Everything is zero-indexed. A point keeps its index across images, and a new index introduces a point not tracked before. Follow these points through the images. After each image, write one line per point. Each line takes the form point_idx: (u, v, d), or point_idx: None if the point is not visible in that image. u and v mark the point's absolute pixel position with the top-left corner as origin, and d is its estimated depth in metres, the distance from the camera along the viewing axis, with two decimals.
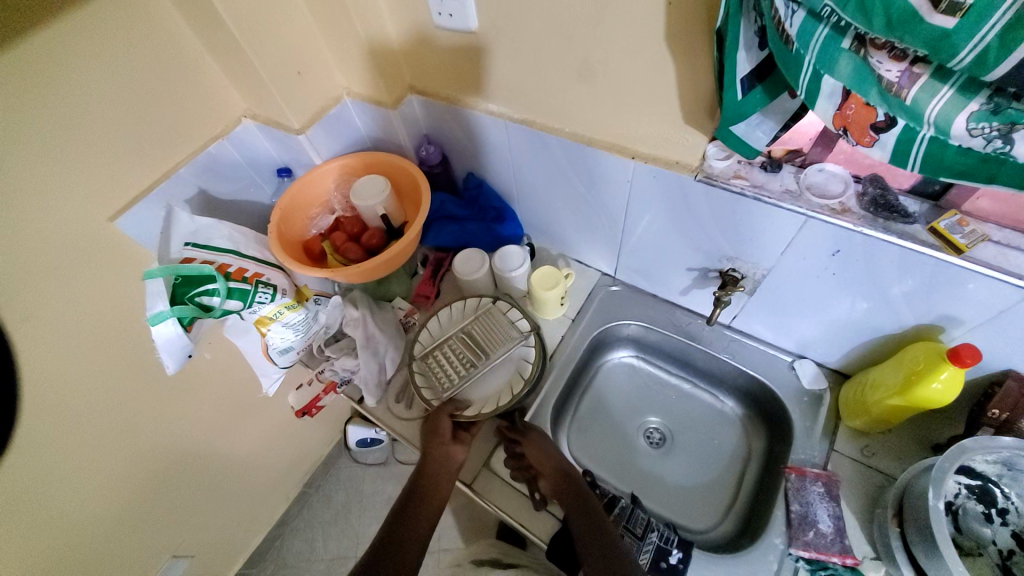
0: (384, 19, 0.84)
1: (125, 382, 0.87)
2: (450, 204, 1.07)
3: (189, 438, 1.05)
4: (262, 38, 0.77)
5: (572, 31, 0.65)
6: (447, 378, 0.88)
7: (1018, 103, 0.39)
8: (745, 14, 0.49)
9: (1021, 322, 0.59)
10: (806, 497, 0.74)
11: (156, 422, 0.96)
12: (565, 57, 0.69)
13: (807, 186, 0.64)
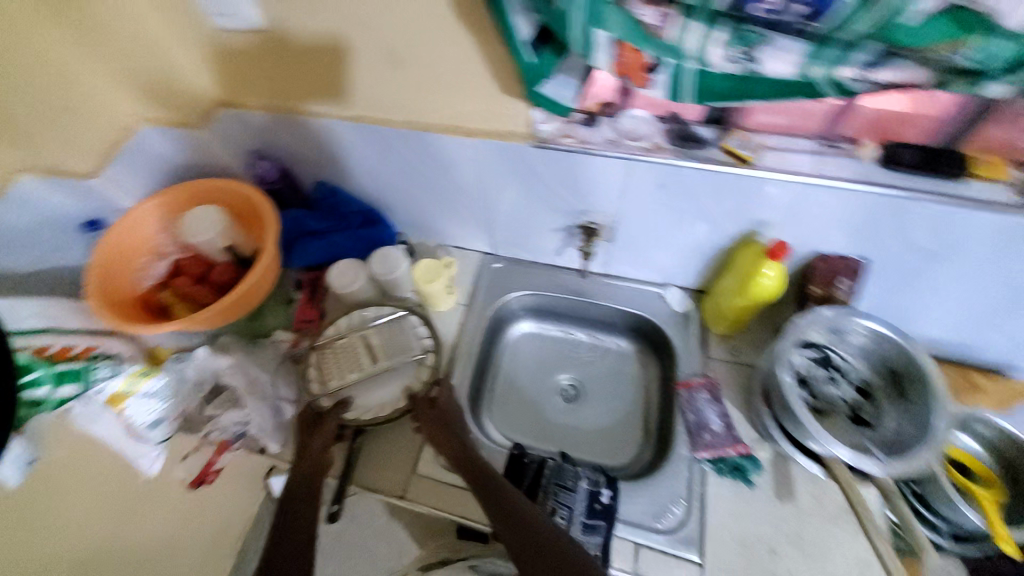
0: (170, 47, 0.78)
1: None
2: (307, 219, 1.00)
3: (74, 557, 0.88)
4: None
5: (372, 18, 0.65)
6: (339, 381, 0.87)
7: (755, 27, 0.46)
8: None
9: (811, 210, 0.70)
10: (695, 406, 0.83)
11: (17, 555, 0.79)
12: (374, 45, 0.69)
13: (622, 134, 0.71)
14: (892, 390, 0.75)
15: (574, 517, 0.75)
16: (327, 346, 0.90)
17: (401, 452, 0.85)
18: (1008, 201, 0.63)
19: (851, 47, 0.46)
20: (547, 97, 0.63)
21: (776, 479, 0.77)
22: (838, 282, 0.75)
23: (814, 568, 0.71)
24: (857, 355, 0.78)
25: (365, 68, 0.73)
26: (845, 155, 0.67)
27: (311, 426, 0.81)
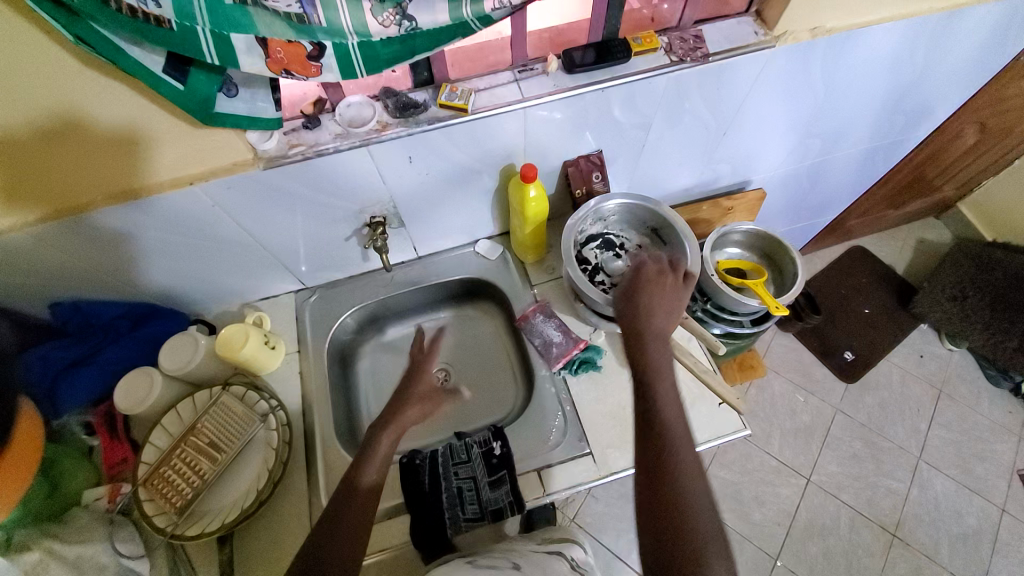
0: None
1: None
2: (56, 350, 0.81)
3: None
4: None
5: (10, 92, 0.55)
6: (185, 494, 0.74)
7: None
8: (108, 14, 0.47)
9: (539, 130, 0.79)
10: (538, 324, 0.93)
11: None
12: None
13: (347, 124, 0.70)
14: (656, 239, 0.92)
15: (479, 481, 0.81)
16: (154, 469, 0.76)
17: (294, 526, 0.80)
18: (660, 65, 0.78)
19: None
20: (240, 114, 0.60)
21: (617, 353, 0.91)
22: (591, 176, 0.88)
23: None
24: (626, 228, 0.93)
25: (17, 159, 0.62)
26: (539, 74, 0.76)
27: (339, 503, 0.67)
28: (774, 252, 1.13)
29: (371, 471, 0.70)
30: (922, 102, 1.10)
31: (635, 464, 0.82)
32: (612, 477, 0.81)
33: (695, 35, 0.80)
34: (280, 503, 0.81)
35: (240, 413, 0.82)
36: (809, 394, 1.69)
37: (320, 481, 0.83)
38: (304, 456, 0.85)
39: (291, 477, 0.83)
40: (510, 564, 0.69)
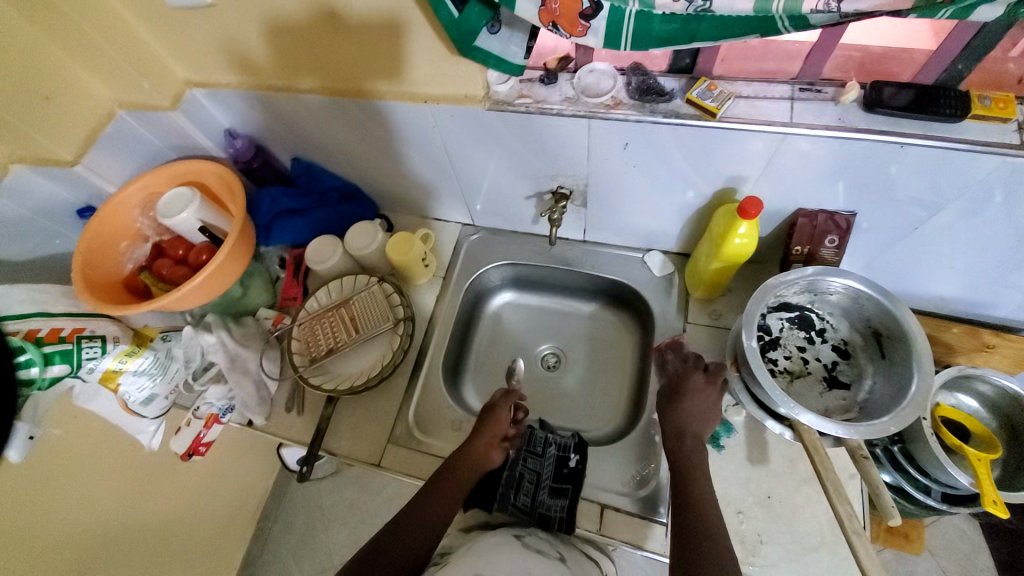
0: (147, 39, 0.80)
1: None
2: (282, 196, 0.98)
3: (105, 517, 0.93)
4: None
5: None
6: (321, 348, 0.89)
7: None
8: None
9: (786, 165, 0.66)
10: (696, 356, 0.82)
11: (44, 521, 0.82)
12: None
13: (582, 90, 0.66)
14: (871, 345, 0.71)
15: (541, 481, 0.80)
16: (310, 319, 0.91)
17: (379, 422, 0.88)
18: (1007, 140, 0.56)
19: None
20: (492, 52, 0.60)
21: (748, 442, 0.77)
22: (824, 239, 0.72)
23: (779, 526, 0.72)
24: (837, 314, 0.75)
25: (301, 42, 0.72)
26: (825, 99, 0.61)
27: (440, 477, 0.73)
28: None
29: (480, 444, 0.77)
30: None
31: None
32: None
33: None
34: (379, 398, 0.90)
35: (382, 306, 0.92)
36: None
37: (414, 397, 0.90)
38: (411, 368, 0.92)
39: (394, 381, 0.91)
40: (557, 555, 0.69)
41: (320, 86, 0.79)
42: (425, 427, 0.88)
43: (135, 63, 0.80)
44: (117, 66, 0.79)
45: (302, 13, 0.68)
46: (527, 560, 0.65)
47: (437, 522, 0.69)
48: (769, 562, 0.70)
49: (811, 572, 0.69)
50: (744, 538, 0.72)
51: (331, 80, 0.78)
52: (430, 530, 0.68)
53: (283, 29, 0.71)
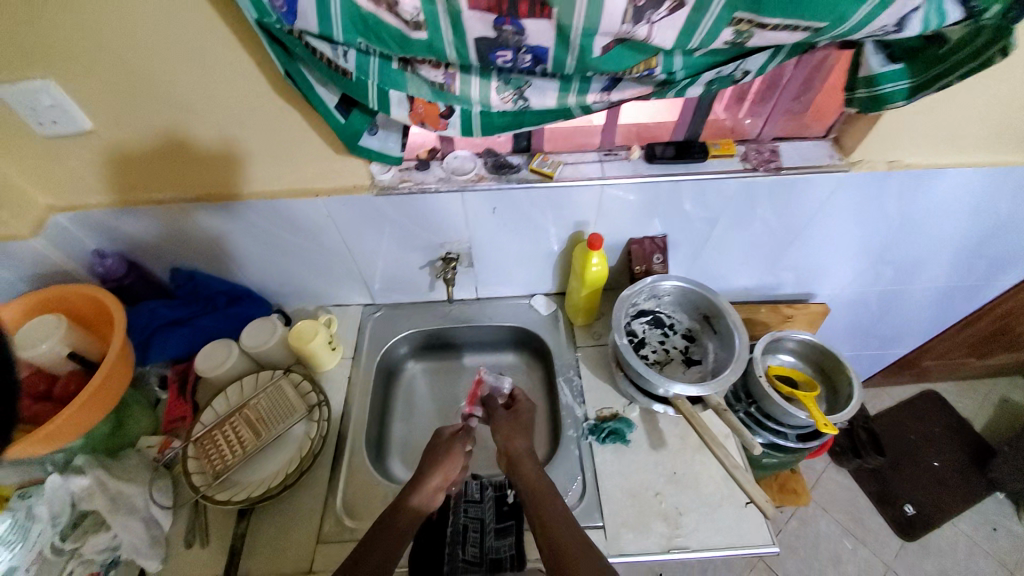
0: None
1: None
2: (163, 309, 0.95)
3: None
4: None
5: (156, 99, 0.70)
6: (226, 461, 0.82)
7: (515, 74, 0.63)
8: (304, 62, 0.62)
9: (613, 208, 0.88)
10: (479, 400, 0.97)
11: None
12: (161, 120, 0.73)
13: (450, 171, 0.83)
14: (706, 327, 0.93)
15: (485, 525, 0.82)
16: (206, 429, 0.85)
17: (306, 522, 0.83)
18: (736, 170, 0.85)
19: (584, 78, 0.64)
20: (373, 149, 0.73)
21: (647, 432, 0.90)
22: (652, 257, 0.94)
23: (690, 494, 0.84)
24: (678, 309, 0.95)
25: (161, 156, 0.78)
26: (621, 159, 0.86)
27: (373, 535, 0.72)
28: (830, 368, 1.10)
29: (419, 495, 0.77)
30: (1005, 250, 1.09)
31: (647, 551, 0.79)
32: (620, 559, 0.78)
33: (772, 149, 0.88)
34: (303, 494, 0.85)
35: (292, 397, 0.90)
36: (858, 544, 1.51)
37: (339, 484, 0.87)
38: (332, 455, 0.90)
39: (316, 472, 0.88)
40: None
41: (191, 193, 0.84)
42: (356, 511, 0.85)
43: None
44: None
45: (178, 135, 0.75)
46: None
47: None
48: (691, 529, 0.81)
49: (723, 525, 0.81)
50: (668, 514, 0.82)
51: (187, 189, 0.84)
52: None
53: (144, 154, 0.78)
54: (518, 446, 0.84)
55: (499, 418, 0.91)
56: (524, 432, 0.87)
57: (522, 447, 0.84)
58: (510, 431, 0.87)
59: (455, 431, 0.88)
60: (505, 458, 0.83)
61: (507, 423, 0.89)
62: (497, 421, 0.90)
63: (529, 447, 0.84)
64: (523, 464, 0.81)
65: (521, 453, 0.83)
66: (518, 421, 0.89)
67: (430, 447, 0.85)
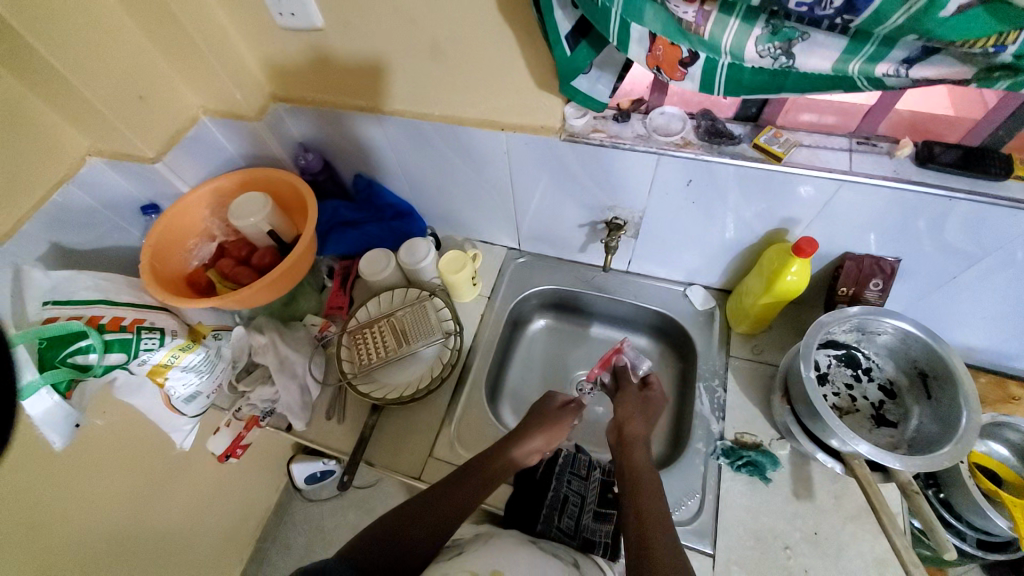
0: (240, 52, 0.85)
1: (19, 474, 0.74)
2: (343, 209, 1.04)
3: (119, 511, 0.92)
4: (74, 50, 0.70)
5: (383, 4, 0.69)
6: (369, 360, 0.89)
7: (790, 22, 0.49)
8: None
9: (838, 211, 0.71)
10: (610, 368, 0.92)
11: (66, 505, 0.81)
12: (381, 25, 0.73)
13: (654, 129, 0.72)
14: (918, 386, 0.75)
15: (586, 503, 0.80)
16: (360, 327, 0.93)
17: (423, 435, 0.89)
18: None
19: (887, 42, 0.48)
20: (580, 90, 0.66)
21: (793, 476, 0.78)
22: (869, 281, 0.76)
23: (827, 563, 0.72)
24: (883, 355, 0.79)
25: (371, 64, 0.80)
26: (880, 153, 0.67)
27: (469, 469, 0.75)
28: None
29: (519, 450, 0.77)
30: None
31: None
32: None
33: None
34: (424, 410, 0.91)
35: (431, 320, 0.93)
36: None
37: (457, 412, 0.91)
38: (455, 384, 0.94)
39: (438, 394, 0.92)
40: (572, 560, 0.69)
41: (382, 105, 0.86)
42: (467, 442, 0.88)
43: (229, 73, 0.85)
44: None
45: (393, 45, 0.75)
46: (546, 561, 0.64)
47: (459, 513, 0.70)
48: None
49: None
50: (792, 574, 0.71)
51: (383, 101, 0.85)
52: (446, 523, 0.68)
53: (358, 58, 0.80)
54: (632, 429, 0.79)
55: (629, 394, 0.85)
56: (645, 417, 0.81)
57: (636, 432, 0.78)
58: (633, 411, 0.82)
59: (565, 403, 0.85)
60: (618, 436, 0.79)
61: (631, 402, 0.84)
62: (623, 398, 0.85)
63: (646, 435, 0.79)
64: (635, 449, 0.76)
65: (635, 436, 0.78)
66: (645, 406, 0.83)
67: (537, 412, 0.84)
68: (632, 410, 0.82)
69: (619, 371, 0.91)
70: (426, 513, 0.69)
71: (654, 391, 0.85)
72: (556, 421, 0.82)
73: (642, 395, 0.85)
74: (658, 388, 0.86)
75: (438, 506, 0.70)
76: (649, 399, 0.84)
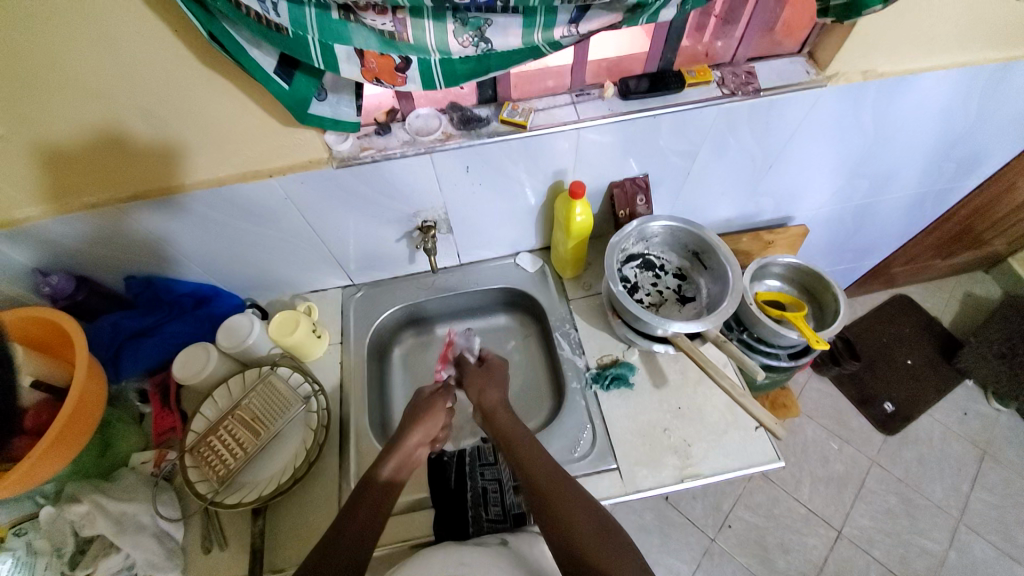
0: None
1: None
2: (126, 319, 0.88)
3: None
4: None
5: (58, 86, 0.61)
6: (225, 468, 0.78)
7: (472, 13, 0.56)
8: (226, 19, 0.54)
9: (588, 154, 0.84)
10: (450, 362, 0.96)
11: None
12: (69, 104, 0.63)
13: (415, 132, 0.77)
14: (696, 264, 0.95)
15: (504, 484, 0.84)
16: (201, 437, 0.81)
17: (324, 508, 0.83)
18: (712, 97, 0.81)
19: (549, 10, 0.57)
20: (325, 116, 0.68)
21: (649, 372, 0.92)
22: (635, 199, 0.92)
23: (696, 426, 0.86)
24: (667, 250, 0.97)
25: (83, 153, 0.69)
26: (595, 98, 0.81)
27: (352, 506, 0.70)
28: (815, 287, 1.12)
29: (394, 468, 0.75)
30: (973, 151, 1.07)
31: (661, 485, 0.81)
32: (637, 495, 0.81)
33: (748, 71, 0.84)
34: (315, 483, 0.85)
35: (283, 393, 0.85)
36: (842, 443, 1.60)
37: (350, 467, 0.86)
38: (338, 444, 0.88)
39: (324, 460, 0.87)
40: (498, 540, 0.72)
41: (117, 194, 0.75)
42: None
43: None
44: None
45: (98, 129, 0.67)
46: (464, 554, 0.65)
47: (367, 537, 0.67)
48: (702, 458, 0.83)
49: (731, 449, 0.84)
50: (677, 448, 0.84)
51: (120, 188, 0.75)
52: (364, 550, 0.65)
53: (57, 155, 0.69)
54: (490, 396, 0.84)
55: (471, 373, 0.91)
56: (497, 385, 0.88)
57: (494, 398, 0.84)
58: (482, 384, 0.87)
59: (436, 389, 0.89)
60: (481, 411, 0.84)
61: (476, 376, 0.89)
62: (468, 376, 0.90)
63: (503, 398, 0.84)
64: (497, 415, 0.81)
65: (493, 403, 0.83)
66: (490, 376, 0.89)
67: (412, 404, 0.87)
68: (485, 383, 0.87)
69: (458, 359, 0.96)
70: (343, 556, 0.64)
71: (491, 360, 0.93)
72: (433, 424, 0.83)
73: (489, 369, 0.91)
74: (495, 359, 0.94)
75: (348, 546, 0.65)
76: (492, 369, 0.91)
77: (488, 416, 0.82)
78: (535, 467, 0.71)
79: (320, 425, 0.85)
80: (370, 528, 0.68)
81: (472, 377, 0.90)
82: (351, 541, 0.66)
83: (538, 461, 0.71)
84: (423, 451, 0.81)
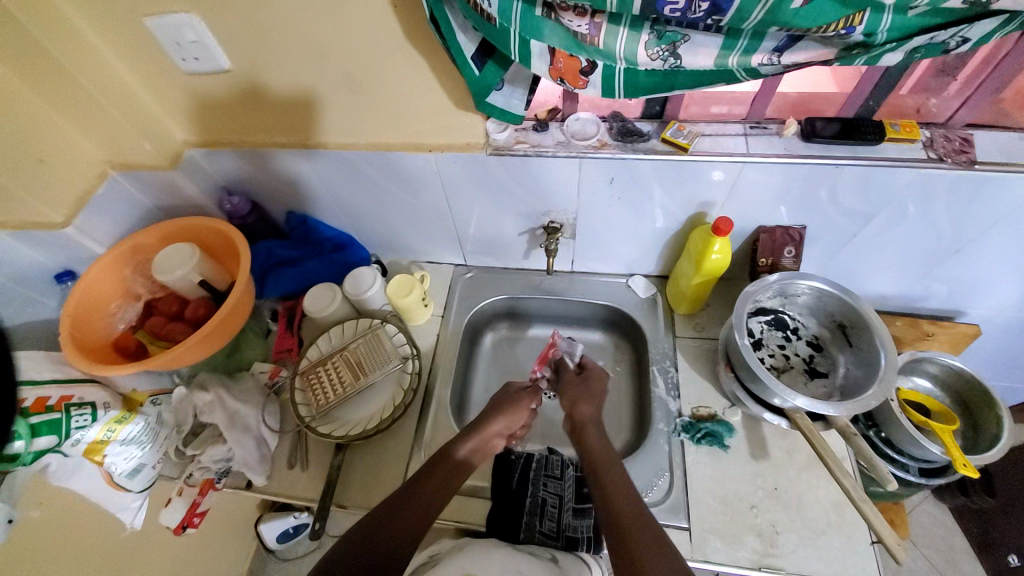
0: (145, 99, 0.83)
1: None
2: (278, 248, 1.01)
3: None
4: None
5: (286, 39, 0.70)
6: (325, 400, 0.86)
7: (670, 27, 0.54)
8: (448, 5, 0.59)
9: (744, 191, 0.78)
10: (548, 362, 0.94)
11: None
12: (290, 55, 0.72)
13: (571, 135, 0.77)
14: (839, 338, 0.84)
15: (563, 502, 0.82)
16: (313, 366, 0.90)
17: (394, 464, 0.87)
18: (913, 158, 0.71)
19: (756, 35, 0.53)
20: (497, 106, 0.70)
21: (748, 439, 0.83)
22: (783, 250, 0.83)
23: (791, 514, 0.77)
24: (806, 314, 0.87)
25: (287, 99, 0.80)
26: (771, 134, 0.75)
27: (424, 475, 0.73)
28: (975, 402, 0.94)
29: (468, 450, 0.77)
30: None
31: (734, 564, 0.74)
32: (704, 564, 0.74)
33: (964, 137, 0.71)
34: (392, 438, 0.90)
35: (387, 348, 0.92)
36: None
37: (426, 434, 0.90)
38: (419, 410, 0.93)
39: (404, 421, 0.92)
40: (549, 556, 0.71)
41: (303, 138, 0.86)
42: None
43: (137, 124, 0.82)
44: (116, 125, 0.80)
45: (304, 79, 0.76)
46: (516, 560, 0.64)
47: (431, 508, 0.69)
48: (788, 551, 0.74)
49: (826, 553, 0.73)
50: (762, 531, 0.76)
51: (303, 133, 0.85)
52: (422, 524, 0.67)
53: (268, 95, 0.80)
54: (582, 411, 0.82)
55: (568, 381, 0.88)
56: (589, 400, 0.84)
57: (586, 414, 0.81)
58: (578, 395, 0.84)
59: (523, 387, 0.88)
60: (571, 423, 0.82)
61: (571, 386, 0.87)
62: (565, 382, 0.88)
63: (595, 417, 0.81)
64: (587, 433, 0.79)
65: (585, 419, 0.81)
66: (588, 389, 0.86)
67: (497, 394, 0.87)
68: (584, 395, 0.84)
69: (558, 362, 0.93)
70: (403, 521, 0.66)
71: (591, 371, 0.89)
72: (518, 417, 0.84)
73: (591, 379, 0.88)
74: (596, 370, 0.90)
75: (411, 513, 0.67)
76: (592, 381, 0.87)
77: (578, 429, 0.80)
78: (617, 498, 0.67)
79: (410, 388, 0.90)
80: (434, 503, 0.70)
81: (568, 385, 0.87)
82: (420, 502, 0.68)
83: (623, 491, 0.68)
84: (498, 441, 0.82)
